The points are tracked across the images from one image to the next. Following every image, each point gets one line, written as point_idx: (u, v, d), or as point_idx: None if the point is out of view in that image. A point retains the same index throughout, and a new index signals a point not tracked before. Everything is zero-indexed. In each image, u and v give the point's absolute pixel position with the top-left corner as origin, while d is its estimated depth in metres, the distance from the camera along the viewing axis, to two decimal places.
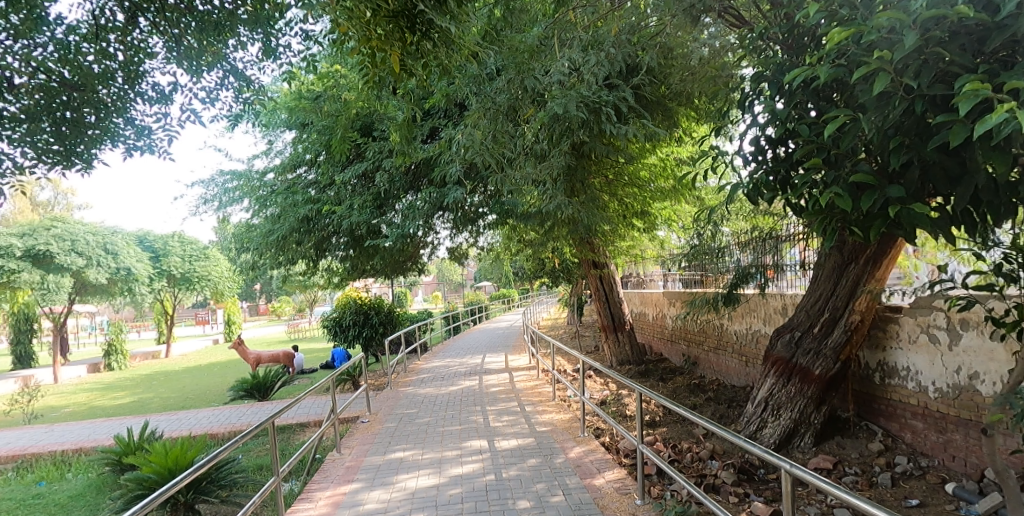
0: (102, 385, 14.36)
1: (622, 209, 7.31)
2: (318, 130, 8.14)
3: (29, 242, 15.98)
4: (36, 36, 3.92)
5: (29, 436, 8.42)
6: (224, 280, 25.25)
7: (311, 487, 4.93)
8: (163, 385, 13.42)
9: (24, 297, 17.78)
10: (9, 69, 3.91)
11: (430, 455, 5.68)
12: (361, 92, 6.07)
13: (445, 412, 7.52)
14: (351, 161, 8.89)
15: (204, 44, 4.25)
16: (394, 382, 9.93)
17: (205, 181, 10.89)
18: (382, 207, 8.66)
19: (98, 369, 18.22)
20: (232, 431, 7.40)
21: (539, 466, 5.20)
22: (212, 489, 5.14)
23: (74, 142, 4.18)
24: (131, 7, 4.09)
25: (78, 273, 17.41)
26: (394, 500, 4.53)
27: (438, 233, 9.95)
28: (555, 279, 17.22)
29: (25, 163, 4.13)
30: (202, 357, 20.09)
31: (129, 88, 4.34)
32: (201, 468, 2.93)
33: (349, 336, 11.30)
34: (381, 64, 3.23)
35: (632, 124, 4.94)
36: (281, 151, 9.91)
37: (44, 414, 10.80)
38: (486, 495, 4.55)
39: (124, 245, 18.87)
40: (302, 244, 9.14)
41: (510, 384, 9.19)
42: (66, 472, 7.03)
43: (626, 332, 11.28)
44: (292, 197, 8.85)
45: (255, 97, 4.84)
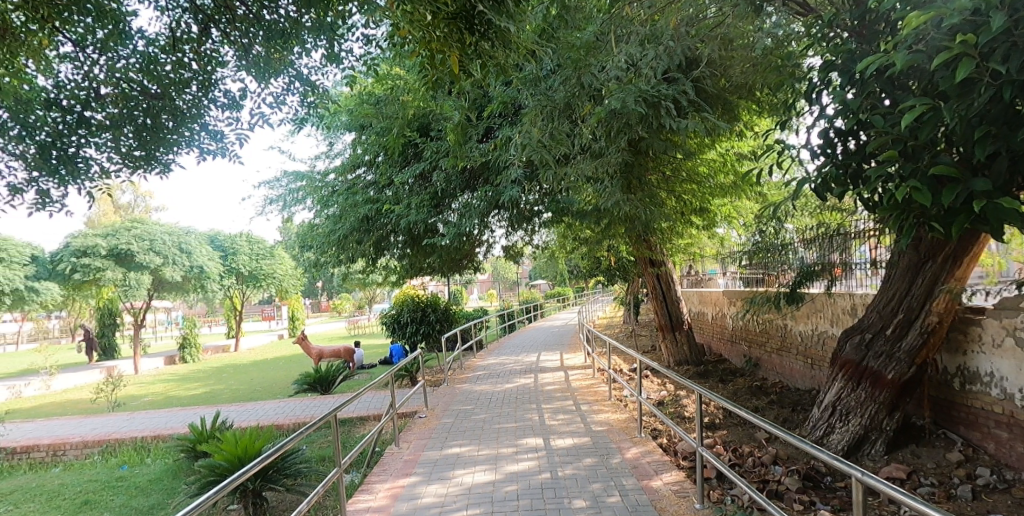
0: (177, 377, 15.16)
1: (680, 207, 7.15)
2: (377, 132, 8.35)
3: (113, 242, 17.14)
4: (121, 48, 4.17)
5: (113, 423, 9.03)
6: (289, 278, 26.24)
7: (371, 479, 5.06)
8: (232, 378, 14.07)
9: (108, 292, 19.10)
10: (96, 80, 4.22)
11: (486, 452, 5.73)
12: (419, 93, 6.16)
13: (500, 409, 7.56)
14: (408, 161, 9.05)
15: (271, 52, 4.43)
16: (451, 379, 10.07)
17: (271, 182, 11.34)
18: (439, 206, 8.80)
19: (174, 361, 19.33)
20: (297, 423, 7.69)
21: (595, 465, 5.16)
22: (278, 477, 5.35)
23: (152, 147, 4.45)
24: (205, 18, 4.31)
25: (156, 271, 18.48)
26: (451, 494, 4.61)
27: (494, 232, 10.01)
28: (610, 277, 17.04)
29: (109, 167, 4.43)
30: (268, 351, 20.95)
31: (203, 95, 4.53)
32: (269, 457, 3.06)
33: (407, 332, 11.55)
34: (441, 66, 3.27)
35: (691, 117, 4.81)
36: (341, 152, 10.22)
37: (126, 402, 11.52)
38: (542, 493, 4.56)
39: (196, 245, 19.92)
40: (362, 244, 9.38)
41: (565, 382, 9.16)
42: (146, 457, 7.51)
43: (684, 332, 11.05)
44: (353, 198, 9.12)
45: (319, 101, 5.00)
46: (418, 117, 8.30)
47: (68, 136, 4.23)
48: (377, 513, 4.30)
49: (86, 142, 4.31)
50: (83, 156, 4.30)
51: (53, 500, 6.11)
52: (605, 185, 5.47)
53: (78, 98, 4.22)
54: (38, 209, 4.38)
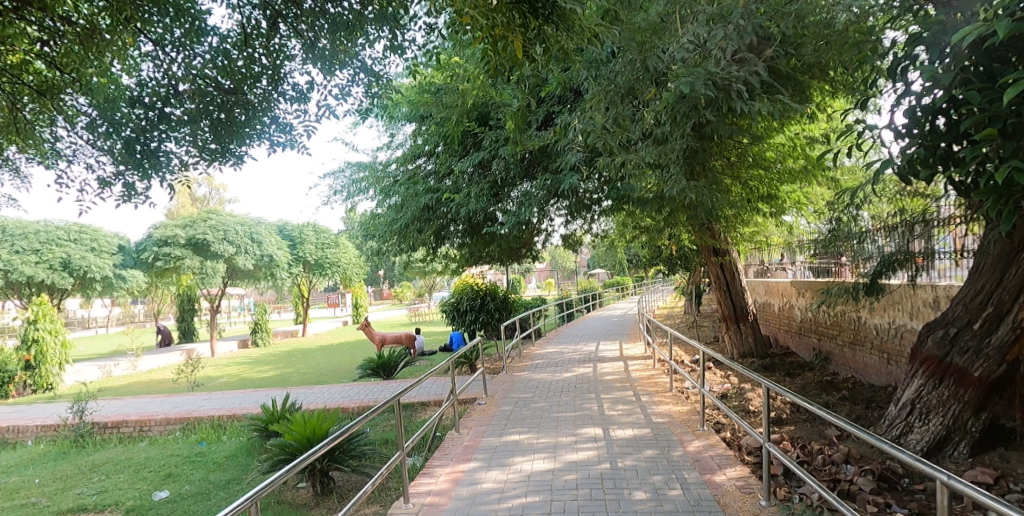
0: (249, 360, 15.93)
1: (747, 194, 6.88)
2: (437, 122, 8.44)
3: (190, 232, 18.16)
4: (196, 46, 4.35)
5: (193, 402, 9.60)
6: (353, 266, 26.98)
7: (432, 463, 5.16)
8: (300, 362, 14.67)
9: (187, 280, 20.25)
10: (174, 77, 4.42)
11: (545, 440, 5.73)
12: (478, 81, 6.16)
13: (559, 399, 7.55)
14: (468, 151, 9.11)
15: (336, 44, 4.51)
16: (509, 367, 10.12)
17: (335, 173, 11.68)
18: (498, 195, 8.83)
19: (247, 345, 20.33)
20: (362, 406, 7.93)
21: (656, 457, 5.08)
22: (344, 458, 5.54)
23: (227, 140, 4.63)
24: (273, 14, 4.44)
25: (230, 259, 19.41)
26: (510, 481, 4.64)
27: (553, 220, 9.96)
28: (672, 267, 16.68)
29: (188, 161, 4.65)
30: (333, 336, 21.72)
31: (272, 89, 4.68)
32: (336, 439, 3.16)
33: (466, 320, 11.69)
34: (502, 52, 3.26)
35: (761, 100, 4.60)
36: (402, 142, 10.40)
37: (204, 383, 12.21)
38: (601, 483, 4.52)
39: (266, 234, 20.78)
40: (422, 232, 9.53)
41: (625, 373, 9.06)
42: (222, 434, 7.94)
43: (749, 324, 10.70)
44: (413, 188, 9.27)
45: (382, 91, 5.07)
46: (477, 106, 8.32)
47: (151, 131, 4.46)
48: (438, 497, 4.38)
49: (167, 137, 4.53)
50: (164, 150, 4.52)
51: (140, 472, 6.56)
52: (668, 171, 5.32)
53: (159, 95, 4.44)
54: (125, 201, 4.65)
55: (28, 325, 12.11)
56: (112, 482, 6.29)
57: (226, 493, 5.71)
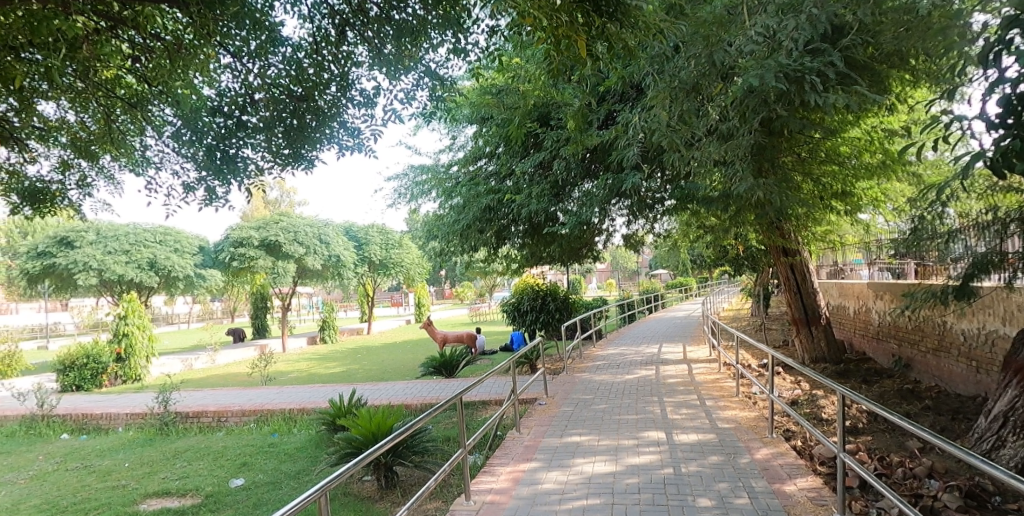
0: (318, 356, 16.57)
1: (819, 191, 6.59)
2: (499, 123, 8.50)
3: (264, 234, 19.07)
4: (270, 57, 4.56)
5: (266, 395, 10.06)
6: (417, 266, 27.53)
7: (493, 462, 5.21)
8: (366, 359, 15.13)
9: (261, 279, 21.28)
10: (251, 86, 4.64)
11: (607, 443, 5.67)
12: (539, 81, 6.17)
13: (621, 401, 7.45)
14: (528, 151, 9.14)
15: (401, 49, 4.61)
16: (570, 367, 10.07)
17: (400, 175, 11.99)
18: (559, 195, 8.81)
19: (316, 342, 21.15)
20: (424, 403, 8.09)
21: (722, 464, 4.93)
22: (407, 454, 5.68)
23: (299, 145, 4.82)
24: (342, 22, 4.60)
25: (300, 260, 20.21)
26: (571, 482, 4.62)
27: (615, 220, 9.86)
28: (738, 267, 16.17)
29: (263, 166, 4.87)
30: (397, 335, 22.26)
31: (341, 96, 4.84)
32: (399, 435, 3.24)
33: (527, 320, 11.73)
34: (566, 51, 3.26)
35: (836, 93, 4.39)
36: (463, 144, 10.56)
37: (276, 377, 12.79)
38: (664, 488, 4.43)
39: (334, 235, 21.51)
40: (484, 233, 9.64)
41: (688, 376, 8.85)
42: (293, 427, 8.29)
43: (822, 327, 10.24)
44: (475, 189, 9.40)
45: (446, 94, 5.15)
46: (538, 106, 8.32)
47: (229, 139, 4.71)
48: (499, 495, 4.42)
49: (244, 144, 4.76)
50: (242, 156, 4.75)
51: (219, 460, 6.93)
52: (734, 168, 5.16)
53: (236, 104, 4.68)
54: (207, 204, 4.93)
55: (119, 321, 12.93)
56: (193, 468, 6.69)
57: (297, 483, 5.96)
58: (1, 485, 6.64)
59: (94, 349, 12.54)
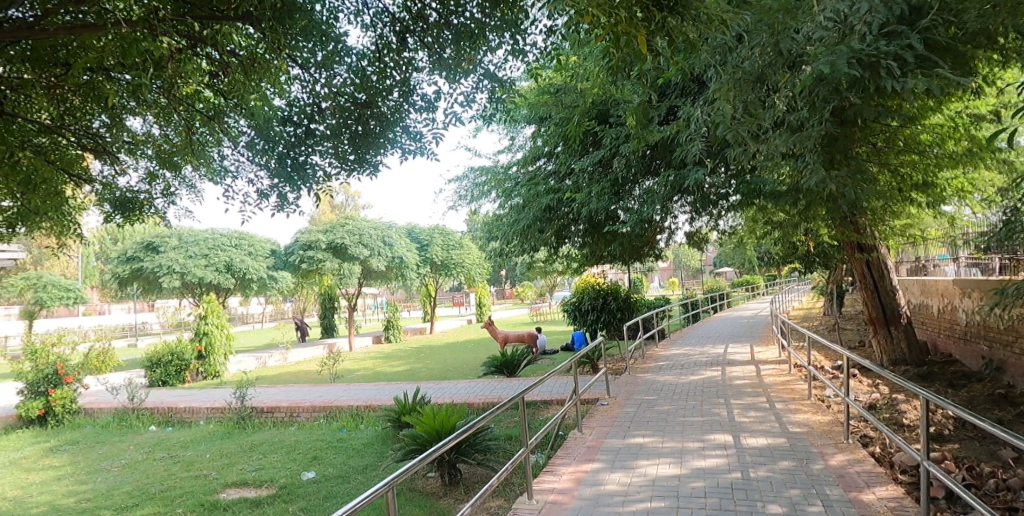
0: (383, 355, 17.04)
1: (898, 183, 6.21)
2: (557, 122, 8.48)
3: (331, 237, 19.77)
4: (335, 67, 4.72)
5: (335, 392, 10.43)
6: (478, 267, 27.77)
7: (556, 462, 5.21)
8: (429, 358, 15.43)
9: (328, 280, 22.06)
10: (319, 96, 4.82)
11: (671, 445, 5.56)
12: (598, 78, 6.12)
13: (685, 402, 7.29)
14: (587, 150, 9.07)
15: (460, 53, 4.67)
16: (633, 368, 9.93)
17: (460, 177, 12.16)
18: (620, 193, 8.70)
19: (381, 341, 21.72)
20: (487, 402, 8.18)
21: (793, 470, 4.75)
22: (471, 451, 5.76)
23: (364, 151, 4.97)
24: (402, 29, 4.72)
25: (365, 262, 20.81)
26: (635, 484, 4.56)
27: (677, 217, 9.66)
28: (809, 265, 15.49)
29: (331, 172, 5.06)
30: (458, 335, 22.56)
31: (403, 101, 4.95)
32: (463, 433, 3.29)
33: (588, 320, 11.65)
34: (627, 47, 3.22)
35: (914, 79, 4.15)
36: (522, 145, 10.60)
37: (344, 375, 13.23)
38: (732, 493, 4.30)
39: (398, 237, 22.05)
40: (544, 233, 9.65)
41: (757, 377, 8.56)
42: (360, 423, 8.56)
43: (902, 327, 9.68)
44: (535, 189, 9.42)
45: (505, 95, 5.18)
46: (596, 104, 8.25)
47: (299, 146, 4.91)
48: (561, 495, 4.41)
49: (313, 151, 4.96)
50: (311, 163, 4.95)
51: (291, 453, 7.24)
52: (804, 161, 4.95)
53: (305, 113, 4.88)
54: (279, 210, 5.16)
55: (200, 320, 13.72)
56: (268, 461, 7.01)
57: (364, 477, 6.15)
58: (98, 472, 7.19)
59: (178, 347, 13.35)
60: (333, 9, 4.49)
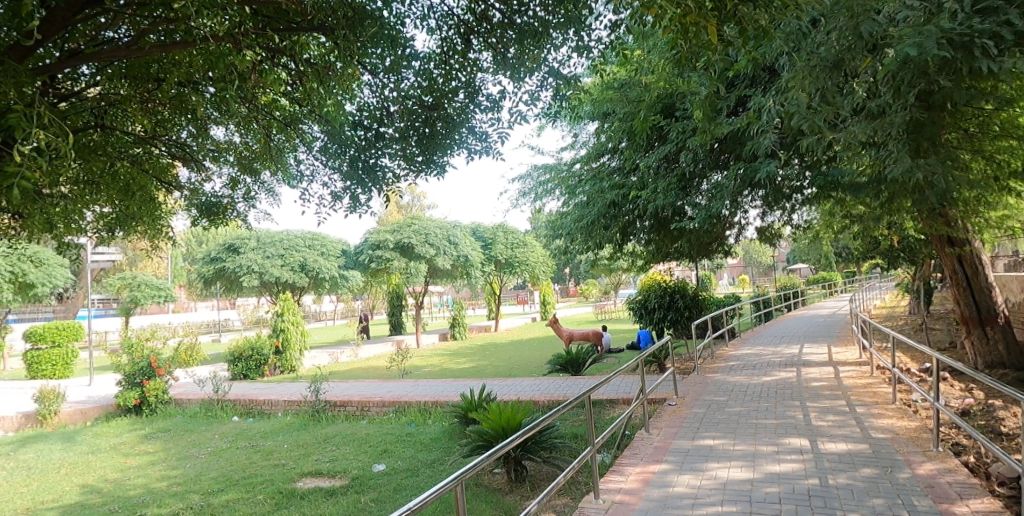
0: (449, 352, 17.34)
1: (994, 172, 5.76)
2: (621, 118, 8.37)
3: (398, 237, 20.30)
4: (404, 70, 4.84)
5: (404, 388, 10.71)
6: (542, 265, 27.79)
7: (623, 461, 5.16)
8: (494, 355, 15.59)
9: (396, 279, 22.67)
10: (389, 100, 4.95)
11: (743, 448, 5.39)
12: (663, 72, 6.00)
13: (758, 404, 7.04)
14: (653, 145, 8.90)
15: (525, 52, 4.66)
16: (702, 368, 9.68)
17: (523, 175, 12.21)
18: (687, 189, 8.49)
19: (447, 338, 22.13)
20: (552, 400, 8.18)
21: (876, 478, 4.50)
22: (536, 449, 5.77)
23: (431, 152, 5.06)
24: (466, 31, 4.80)
25: (431, 261, 21.25)
26: (705, 487, 4.45)
27: (747, 212, 9.33)
28: (893, 260, 14.61)
29: (400, 173, 5.19)
30: (523, 332, 22.66)
31: (469, 102, 5.00)
32: (528, 431, 3.31)
33: (654, 318, 11.43)
34: (696, 38, 3.15)
35: (1011, 59, 3.84)
36: (585, 141, 10.53)
37: (412, 371, 13.58)
38: (809, 500, 4.12)
39: (462, 236, 22.39)
40: (609, 230, 9.56)
41: (835, 379, 8.16)
42: (428, 419, 8.76)
43: (999, 327, 8.98)
44: (599, 185, 9.33)
45: (570, 92, 5.15)
46: (662, 97, 8.09)
47: (370, 149, 5.09)
48: (629, 496, 4.37)
49: (382, 153, 5.11)
50: (380, 165, 5.11)
51: (363, 446, 7.50)
52: (886, 150, 4.68)
53: (375, 117, 5.03)
54: (352, 211, 5.35)
55: (277, 317, 14.50)
56: (341, 452, 7.29)
57: (433, 471, 6.29)
58: (187, 458, 7.69)
59: (258, 342, 14.08)
60: (400, 15, 4.60)
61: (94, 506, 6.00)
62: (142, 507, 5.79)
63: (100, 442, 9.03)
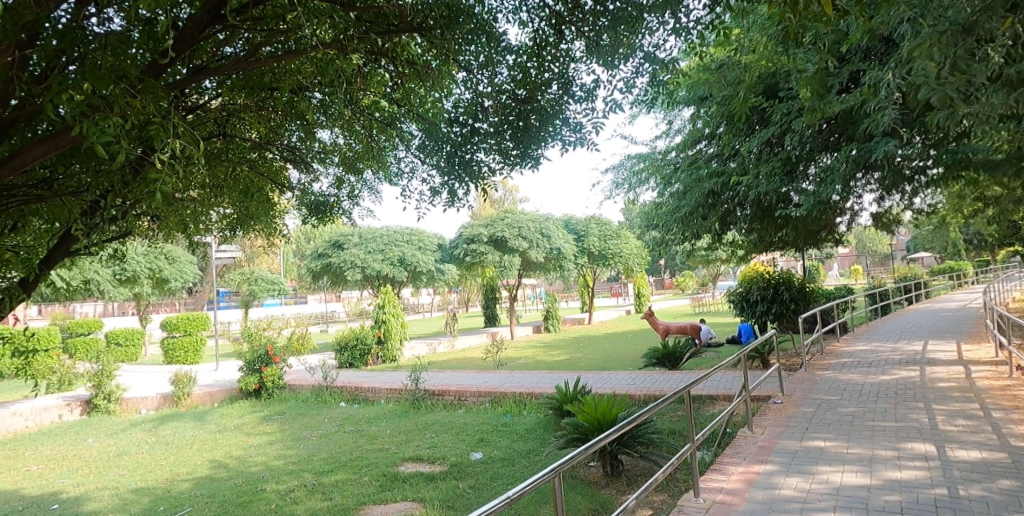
0: (543, 344, 17.45)
1: None
2: (719, 101, 8.02)
3: (492, 231, 20.66)
4: (497, 66, 4.89)
5: (499, 379, 10.90)
6: (636, 257, 27.22)
7: (723, 460, 4.97)
8: (588, 348, 15.51)
9: (490, 272, 23.10)
10: (484, 95, 5.03)
11: (857, 451, 5.03)
12: (765, 51, 5.68)
13: (875, 405, 6.54)
14: (754, 128, 8.45)
15: (618, 38, 4.56)
16: (810, 364, 9.11)
17: (616, 166, 12.02)
18: (793, 173, 7.99)
19: (541, 330, 22.28)
20: (649, 395, 8.02)
21: (1017, 491, 4.04)
22: (633, 444, 5.67)
23: (526, 145, 5.07)
24: (558, 21, 4.77)
25: (524, 254, 21.42)
26: (815, 492, 4.20)
27: (861, 196, 8.66)
28: None
29: (495, 167, 5.25)
30: (617, 325, 22.36)
31: (563, 93, 4.98)
32: (625, 426, 3.26)
33: (757, 311, 10.89)
34: (806, 10, 2.93)
35: None
36: (681, 128, 10.19)
37: (507, 362, 13.80)
38: (935, 512, 3.78)
39: (554, 229, 22.38)
40: (707, 220, 9.20)
41: (967, 380, 7.40)
42: (523, 410, 8.88)
43: None
44: (697, 173, 8.99)
45: (666, 78, 5.00)
46: (764, 77, 7.67)
47: (465, 145, 5.19)
48: (730, 496, 4.21)
49: (478, 148, 5.19)
50: (476, 160, 5.19)
51: (460, 434, 7.72)
52: None
53: (470, 113, 5.12)
54: (450, 206, 5.49)
55: (379, 309, 15.21)
56: (440, 440, 7.55)
57: (528, 462, 6.37)
58: (301, 439, 8.29)
59: (362, 332, 14.85)
60: (493, 10, 4.66)
61: (221, 479, 6.61)
62: (262, 483, 6.31)
63: (227, 422, 9.91)
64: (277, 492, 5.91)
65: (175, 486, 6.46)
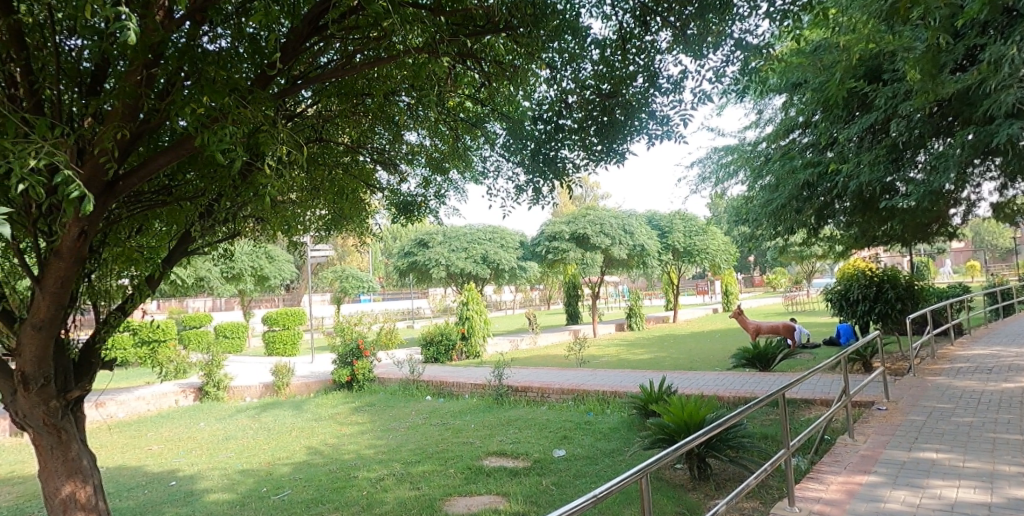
0: (626, 342, 17.18)
1: None
2: (814, 88, 7.58)
3: (574, 228, 20.62)
4: (581, 61, 4.86)
5: (582, 377, 10.84)
6: (724, 253, 26.23)
7: (821, 468, 4.71)
8: (673, 347, 15.13)
9: (572, 269, 23.04)
10: (568, 92, 5.02)
11: (975, 465, 4.62)
12: (867, 31, 5.31)
13: (996, 415, 5.96)
14: (855, 114, 7.92)
15: (706, 26, 4.39)
16: (919, 369, 8.44)
17: (702, 159, 11.64)
18: (899, 161, 7.42)
19: (624, 328, 21.96)
20: (738, 397, 7.72)
21: None
22: (722, 447, 5.48)
23: (611, 140, 5.04)
24: (643, 12, 4.66)
25: (606, 251, 21.17)
26: (925, 507, 3.89)
27: (980, 185, 7.93)
28: None
29: (580, 164, 5.25)
30: (703, 324, 21.65)
31: (649, 86, 4.88)
32: (716, 429, 3.16)
33: (858, 311, 10.18)
34: None
35: None
36: (772, 117, 9.72)
37: (589, 360, 13.70)
38: None
39: (638, 226, 21.94)
40: (801, 213, 8.72)
41: None
42: (606, 408, 8.79)
43: None
44: (790, 164, 8.54)
45: (758, 65, 4.80)
46: (865, 60, 7.18)
47: (549, 142, 5.21)
48: (829, 506, 3.99)
49: (562, 145, 5.20)
50: (561, 157, 5.21)
51: (543, 431, 7.76)
52: None
53: (554, 110, 5.11)
54: (535, 203, 5.53)
55: (463, 306, 15.52)
56: (522, 435, 7.62)
57: (611, 461, 6.30)
58: (390, 430, 8.63)
59: (447, 328, 15.22)
60: (576, 6, 4.62)
61: (318, 465, 7.01)
62: (355, 470, 6.62)
63: (322, 411, 10.48)
64: (368, 480, 6.19)
65: (277, 470, 6.92)
